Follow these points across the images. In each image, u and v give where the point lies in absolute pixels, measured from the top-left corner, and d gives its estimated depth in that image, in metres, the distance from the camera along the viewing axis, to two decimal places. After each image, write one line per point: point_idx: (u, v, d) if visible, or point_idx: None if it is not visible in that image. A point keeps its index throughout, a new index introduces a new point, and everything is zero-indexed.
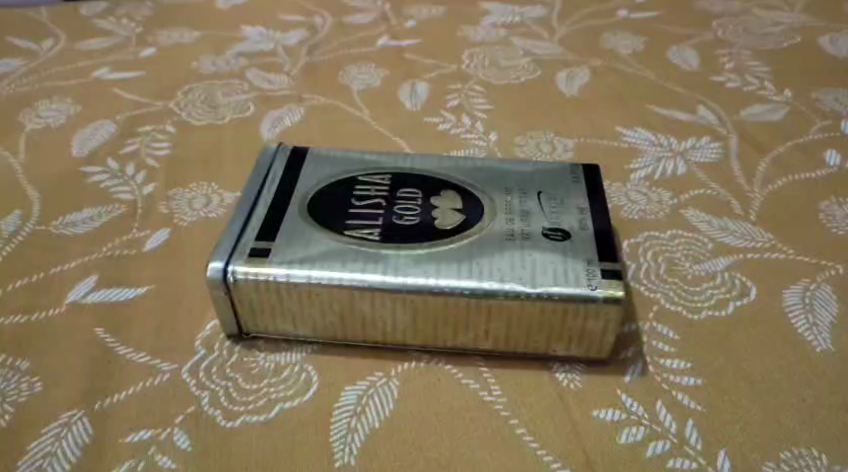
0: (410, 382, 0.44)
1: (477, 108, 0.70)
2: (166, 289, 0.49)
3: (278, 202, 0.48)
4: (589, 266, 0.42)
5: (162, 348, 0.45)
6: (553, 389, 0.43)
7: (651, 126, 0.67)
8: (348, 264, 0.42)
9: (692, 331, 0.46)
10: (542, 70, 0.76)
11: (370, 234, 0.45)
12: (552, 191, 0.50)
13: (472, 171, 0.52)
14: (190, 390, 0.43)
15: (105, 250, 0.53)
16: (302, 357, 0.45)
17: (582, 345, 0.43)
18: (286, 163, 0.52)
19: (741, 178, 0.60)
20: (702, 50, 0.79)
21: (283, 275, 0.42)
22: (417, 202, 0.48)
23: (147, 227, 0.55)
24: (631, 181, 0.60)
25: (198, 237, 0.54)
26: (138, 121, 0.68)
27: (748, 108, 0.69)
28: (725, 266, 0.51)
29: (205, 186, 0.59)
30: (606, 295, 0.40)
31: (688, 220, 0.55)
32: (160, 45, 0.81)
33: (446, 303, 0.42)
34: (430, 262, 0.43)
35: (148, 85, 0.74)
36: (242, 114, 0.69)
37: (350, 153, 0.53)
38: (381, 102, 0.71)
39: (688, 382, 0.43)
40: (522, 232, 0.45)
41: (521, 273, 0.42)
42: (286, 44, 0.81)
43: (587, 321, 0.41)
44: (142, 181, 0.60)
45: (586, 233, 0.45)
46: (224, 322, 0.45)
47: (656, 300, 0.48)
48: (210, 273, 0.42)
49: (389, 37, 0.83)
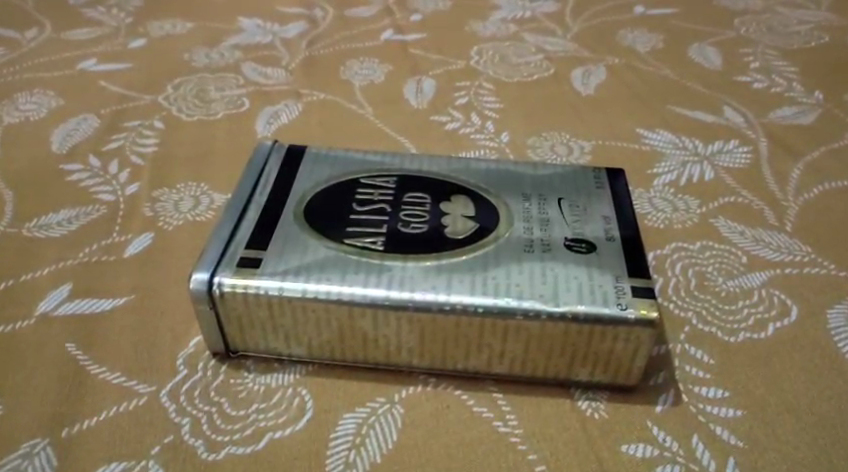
0: (415, 409, 0.39)
1: (487, 106, 0.66)
2: (148, 300, 0.45)
3: (272, 207, 0.43)
4: (618, 283, 0.38)
5: (140, 366, 0.41)
6: (575, 419, 0.38)
7: (673, 128, 0.63)
8: (348, 277, 0.38)
9: (728, 355, 0.42)
10: (556, 67, 0.72)
11: (373, 242, 0.40)
12: (573, 197, 0.45)
13: (485, 174, 0.47)
14: (168, 417, 0.38)
15: (82, 256, 0.48)
16: (295, 379, 0.40)
17: (608, 371, 0.39)
18: (282, 163, 0.47)
19: (773, 184, 0.55)
20: (725, 49, 0.74)
21: (275, 289, 0.37)
22: (426, 207, 0.44)
23: (130, 230, 0.50)
24: (655, 188, 0.55)
25: (184, 242, 0.49)
26: (124, 117, 0.63)
27: (776, 110, 0.65)
28: (761, 282, 0.46)
29: (193, 188, 0.55)
30: (637, 316, 0.36)
31: (717, 230, 0.51)
32: (151, 36, 0.76)
33: (458, 322, 0.37)
34: (440, 274, 0.38)
35: (137, 78, 0.69)
36: (235, 109, 0.65)
37: (352, 153, 0.49)
38: (385, 99, 0.67)
39: (727, 414, 0.38)
40: (542, 243, 0.41)
41: (541, 290, 0.37)
42: (284, 37, 0.77)
43: (615, 344, 0.37)
44: (126, 180, 0.55)
45: (613, 246, 0.41)
46: (209, 339, 0.40)
47: (687, 320, 0.44)
48: (193, 285, 0.38)
49: (393, 32, 0.78)
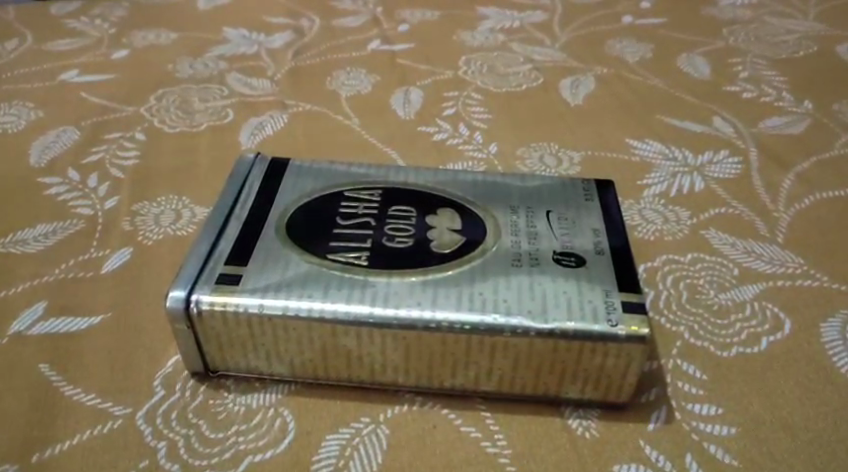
0: (401, 429, 0.38)
1: (476, 117, 0.65)
2: (125, 318, 0.43)
3: (253, 221, 0.42)
4: (607, 298, 0.37)
5: (116, 387, 0.39)
6: (566, 439, 0.37)
7: (663, 138, 0.62)
8: (330, 293, 0.37)
9: (721, 370, 0.41)
10: (544, 77, 0.71)
11: (356, 257, 0.39)
12: (562, 209, 0.44)
13: (472, 186, 0.47)
14: (144, 440, 0.37)
15: (58, 272, 0.47)
16: (277, 399, 0.39)
17: (599, 388, 0.38)
18: (264, 176, 0.46)
19: (764, 195, 0.55)
20: (714, 59, 0.74)
21: (255, 307, 0.36)
22: (411, 220, 0.43)
23: (108, 245, 0.49)
24: (645, 199, 0.55)
25: (164, 257, 0.48)
26: (105, 129, 0.62)
27: (766, 120, 0.64)
28: (754, 295, 0.45)
29: (174, 201, 0.54)
30: (628, 332, 0.35)
31: (709, 241, 0.50)
32: (134, 47, 0.75)
33: (444, 340, 0.36)
34: (425, 290, 0.37)
35: (118, 89, 0.68)
36: (219, 120, 0.64)
37: (336, 166, 0.48)
38: (372, 109, 0.66)
39: (721, 432, 0.37)
40: (530, 257, 0.40)
41: (530, 306, 0.36)
42: (270, 48, 0.76)
43: (606, 361, 0.36)
44: (105, 193, 0.54)
45: (603, 259, 0.40)
46: (187, 358, 0.39)
47: (679, 334, 0.43)
48: (169, 304, 0.36)
49: (381, 42, 0.77)
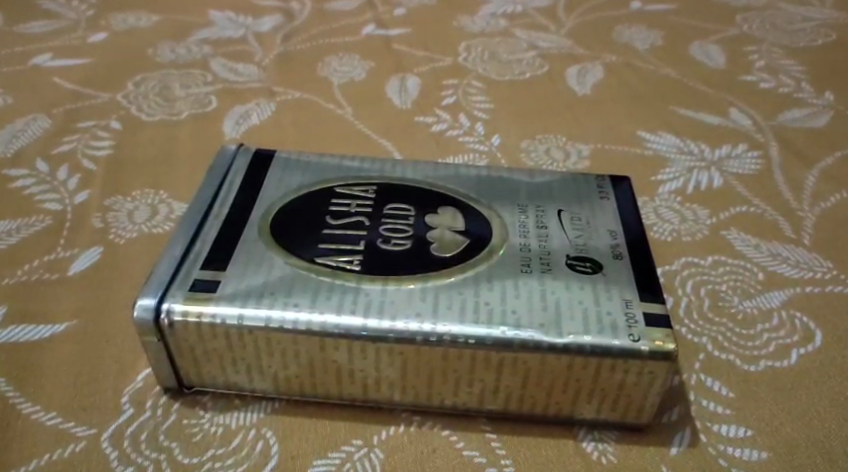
0: (397, 453, 0.34)
1: (477, 107, 0.61)
2: (93, 326, 0.39)
3: (234, 220, 0.38)
4: (628, 310, 0.33)
5: (80, 404, 0.35)
6: (580, 464, 0.34)
7: (677, 130, 0.58)
8: (318, 302, 0.33)
9: (749, 386, 0.37)
10: (549, 65, 0.67)
11: (348, 261, 0.35)
12: (575, 208, 0.41)
13: (476, 183, 0.43)
14: (109, 466, 0.33)
15: (20, 274, 0.42)
16: (259, 419, 0.35)
17: (616, 409, 0.34)
18: (248, 170, 0.42)
19: (786, 192, 0.51)
20: (728, 47, 0.70)
21: (234, 317, 0.32)
22: (409, 220, 0.39)
23: (77, 244, 0.45)
24: (659, 196, 0.51)
25: (137, 257, 0.44)
26: (79, 117, 0.57)
27: (785, 112, 0.60)
28: (781, 303, 0.42)
29: (151, 195, 0.49)
30: (651, 348, 0.31)
31: (730, 243, 0.46)
32: (113, 30, 0.71)
33: (446, 355, 0.32)
34: (425, 299, 0.33)
35: (94, 74, 0.63)
36: (201, 109, 0.59)
37: (327, 159, 0.44)
38: (366, 98, 0.62)
39: (752, 457, 0.34)
40: (541, 261, 0.36)
41: (541, 317, 0.33)
42: (257, 31, 0.72)
43: (626, 378, 0.32)
44: (76, 187, 0.50)
45: (622, 265, 0.36)
46: (159, 374, 0.35)
47: (702, 345, 0.39)
48: (137, 313, 0.32)
49: (376, 26, 0.73)
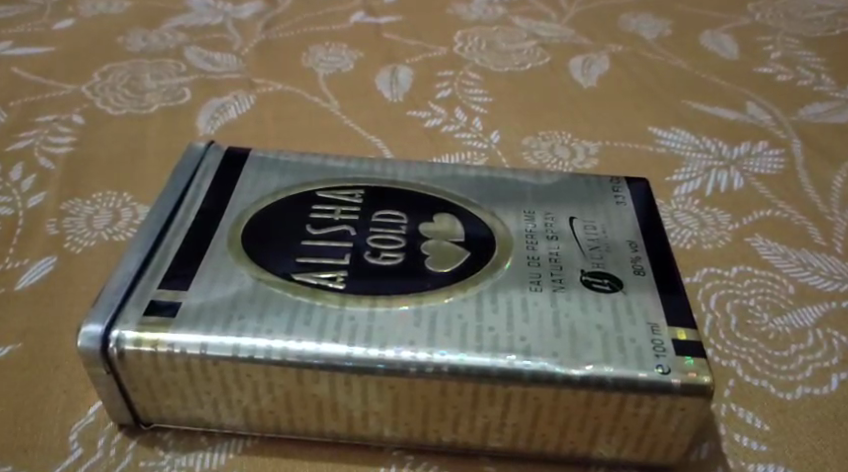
0: None
1: (474, 100, 0.56)
2: (39, 349, 0.34)
3: (200, 229, 0.33)
4: (655, 336, 0.29)
5: (18, 444, 0.30)
6: None
7: (691, 126, 0.54)
8: (295, 328, 0.28)
9: (786, 417, 0.33)
10: (551, 56, 0.63)
11: (330, 279, 0.30)
12: (588, 214, 0.36)
13: (476, 186, 0.38)
14: None
15: None
16: (227, 459, 0.30)
17: (639, 448, 0.29)
18: (219, 171, 0.37)
19: (813, 194, 0.47)
20: (741, 36, 0.66)
21: (196, 346, 0.28)
22: (401, 229, 0.34)
23: (26, 254, 0.40)
24: (675, 199, 0.46)
25: (95, 269, 0.39)
26: (38, 110, 0.52)
27: (806, 107, 0.56)
28: (816, 321, 0.37)
29: (113, 198, 0.44)
30: (684, 382, 0.27)
31: (755, 251, 0.42)
32: (81, 16, 0.66)
33: (444, 389, 0.28)
34: (419, 323, 0.29)
35: (57, 63, 0.58)
36: (173, 101, 0.54)
37: (308, 159, 0.39)
38: (354, 90, 0.57)
39: None
40: (553, 277, 0.31)
41: (554, 345, 0.28)
42: (237, 18, 0.67)
43: (654, 415, 0.28)
44: (30, 188, 0.45)
45: (644, 281, 0.31)
46: (112, 408, 0.30)
47: (731, 370, 0.35)
48: (82, 343, 0.28)
49: (365, 14, 0.68)
